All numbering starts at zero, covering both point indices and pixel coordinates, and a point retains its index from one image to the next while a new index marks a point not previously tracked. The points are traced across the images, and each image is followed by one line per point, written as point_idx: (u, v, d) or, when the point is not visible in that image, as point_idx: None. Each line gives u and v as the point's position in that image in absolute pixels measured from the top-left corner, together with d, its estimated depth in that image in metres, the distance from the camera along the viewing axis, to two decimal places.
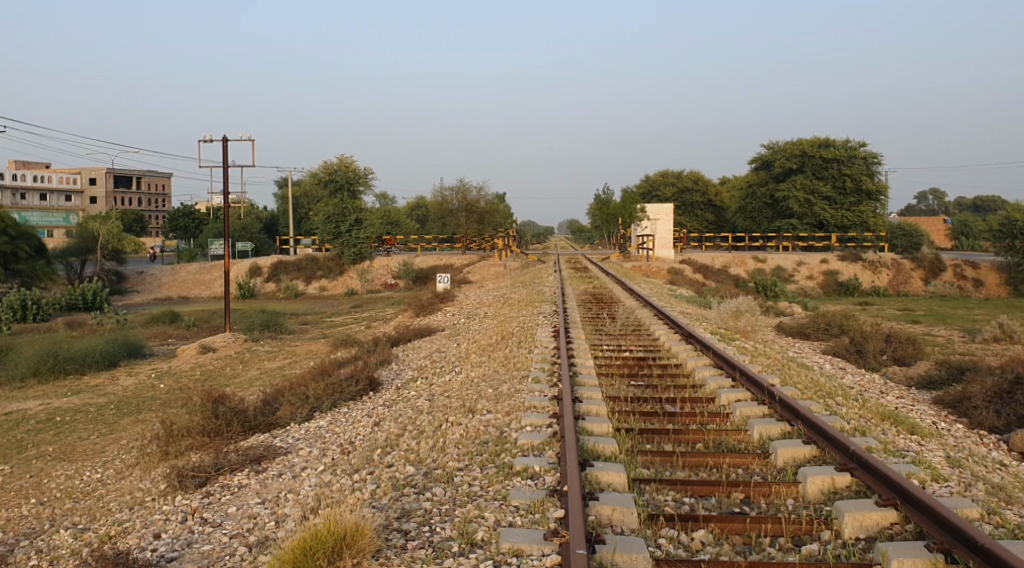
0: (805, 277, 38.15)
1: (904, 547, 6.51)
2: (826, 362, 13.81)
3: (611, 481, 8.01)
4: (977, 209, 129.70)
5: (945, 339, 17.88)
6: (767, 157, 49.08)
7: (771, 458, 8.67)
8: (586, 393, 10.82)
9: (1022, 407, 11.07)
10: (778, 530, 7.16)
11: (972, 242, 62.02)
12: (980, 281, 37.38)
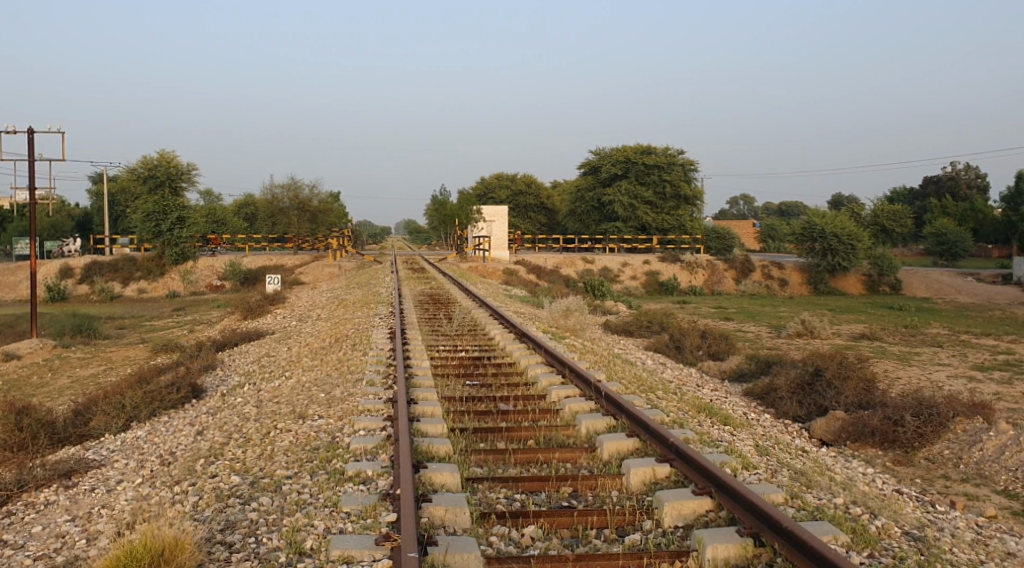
0: (629, 278, 39.72)
1: (718, 534, 6.92)
2: (648, 358, 14.48)
3: (444, 482, 8.05)
4: (782, 213, 140.40)
5: (754, 334, 19.18)
6: (595, 162, 50.56)
7: (598, 452, 8.98)
8: (420, 394, 10.79)
9: (820, 397, 12.06)
10: (603, 521, 7.44)
11: (778, 245, 67.00)
12: (785, 280, 40.40)
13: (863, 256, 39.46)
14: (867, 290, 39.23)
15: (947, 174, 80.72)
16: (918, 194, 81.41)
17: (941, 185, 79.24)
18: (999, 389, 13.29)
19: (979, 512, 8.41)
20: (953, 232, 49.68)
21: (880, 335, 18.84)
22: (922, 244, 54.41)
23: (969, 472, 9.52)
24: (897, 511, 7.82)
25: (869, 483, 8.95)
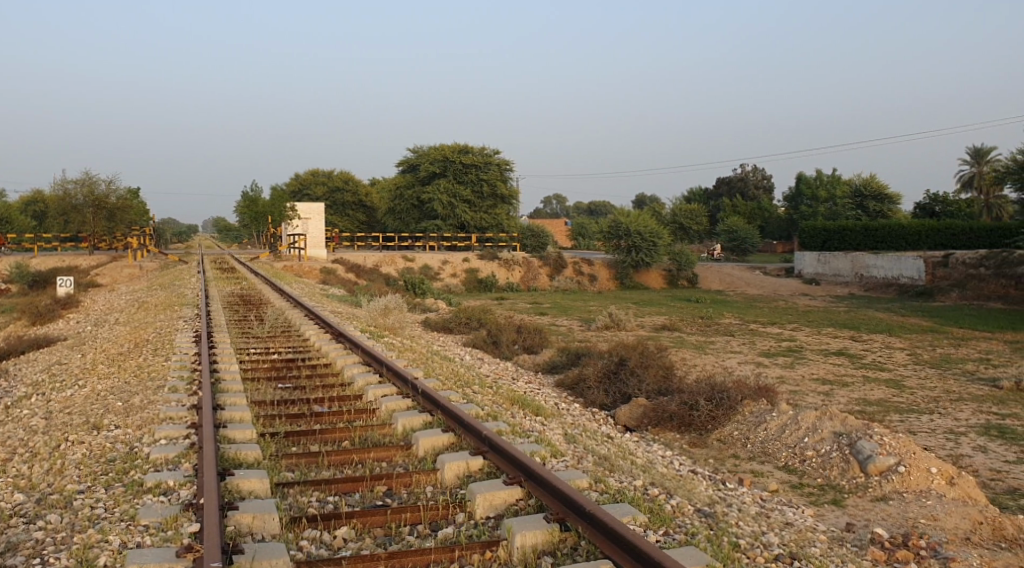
0: (450, 275, 39.91)
1: (526, 521, 7.14)
2: (465, 353, 14.67)
3: (252, 488, 7.80)
4: (592, 213, 145.75)
5: (567, 328, 19.86)
6: (414, 161, 50.75)
7: (413, 449, 9.02)
8: (229, 400, 10.39)
9: (625, 386, 12.70)
10: (416, 517, 7.48)
11: (589, 242, 69.89)
12: (595, 276, 42.14)
13: (664, 252, 41.72)
14: (668, 284, 41.64)
15: (737, 176, 87.02)
16: (712, 194, 87.23)
17: (733, 186, 85.31)
18: (782, 373, 14.53)
19: (764, 487, 9.18)
20: (743, 229, 53.72)
21: (680, 325, 20.06)
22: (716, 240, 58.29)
23: (755, 450, 10.36)
24: (691, 490, 8.38)
25: (667, 464, 9.53)
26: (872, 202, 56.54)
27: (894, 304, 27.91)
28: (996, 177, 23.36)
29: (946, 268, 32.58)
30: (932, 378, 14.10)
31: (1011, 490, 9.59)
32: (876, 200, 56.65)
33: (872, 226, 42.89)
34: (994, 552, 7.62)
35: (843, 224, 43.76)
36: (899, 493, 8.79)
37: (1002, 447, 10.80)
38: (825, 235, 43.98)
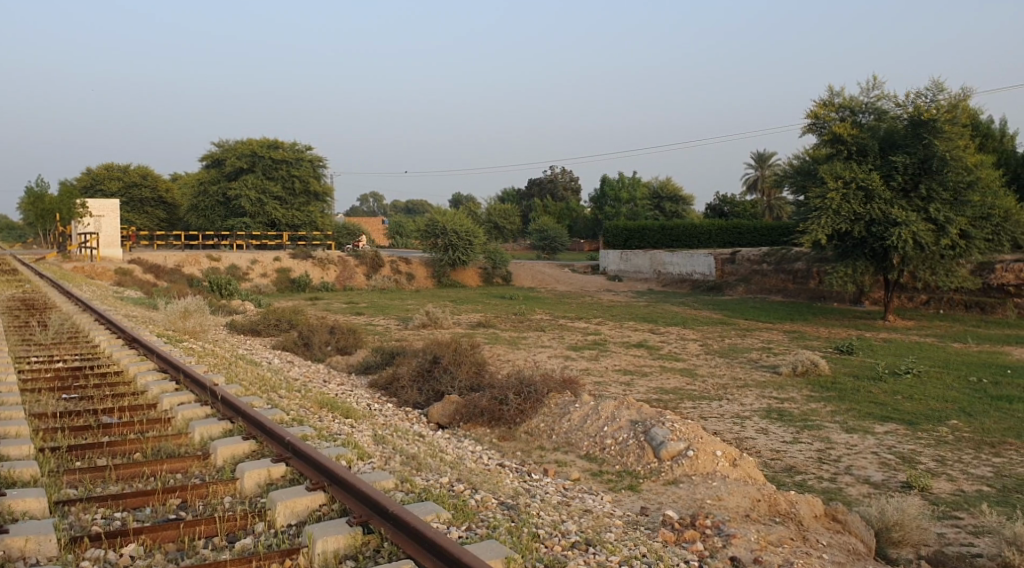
0: (260, 276, 38.47)
1: (328, 527, 6.99)
2: (274, 357, 14.20)
3: (28, 509, 7.18)
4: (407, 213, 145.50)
5: (383, 327, 19.69)
6: (218, 156, 48.23)
7: (211, 459, 8.61)
8: (3, 414, 9.50)
9: (437, 383, 12.76)
10: (211, 529, 7.15)
11: (405, 241, 69.58)
12: (412, 275, 42.09)
13: (479, 251, 42.33)
14: (483, 281, 42.54)
15: (547, 177, 89.85)
16: (524, 194, 89.47)
17: (543, 187, 88.13)
18: (588, 365, 15.15)
19: (567, 476, 9.53)
20: (553, 229, 55.20)
21: (493, 322, 20.41)
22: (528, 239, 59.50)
23: (560, 440, 10.73)
24: (497, 484, 8.54)
25: (476, 460, 9.66)
26: (668, 203, 60.16)
27: (690, 298, 29.76)
28: (775, 181, 25.42)
29: (734, 265, 34.77)
30: (721, 366, 15.17)
31: (788, 468, 10.48)
32: (672, 202, 60.16)
33: (668, 226, 45.61)
34: (769, 526, 8.28)
35: (643, 224, 46.17)
36: (689, 476, 9.36)
37: (781, 429, 11.76)
38: (627, 234, 46.06)
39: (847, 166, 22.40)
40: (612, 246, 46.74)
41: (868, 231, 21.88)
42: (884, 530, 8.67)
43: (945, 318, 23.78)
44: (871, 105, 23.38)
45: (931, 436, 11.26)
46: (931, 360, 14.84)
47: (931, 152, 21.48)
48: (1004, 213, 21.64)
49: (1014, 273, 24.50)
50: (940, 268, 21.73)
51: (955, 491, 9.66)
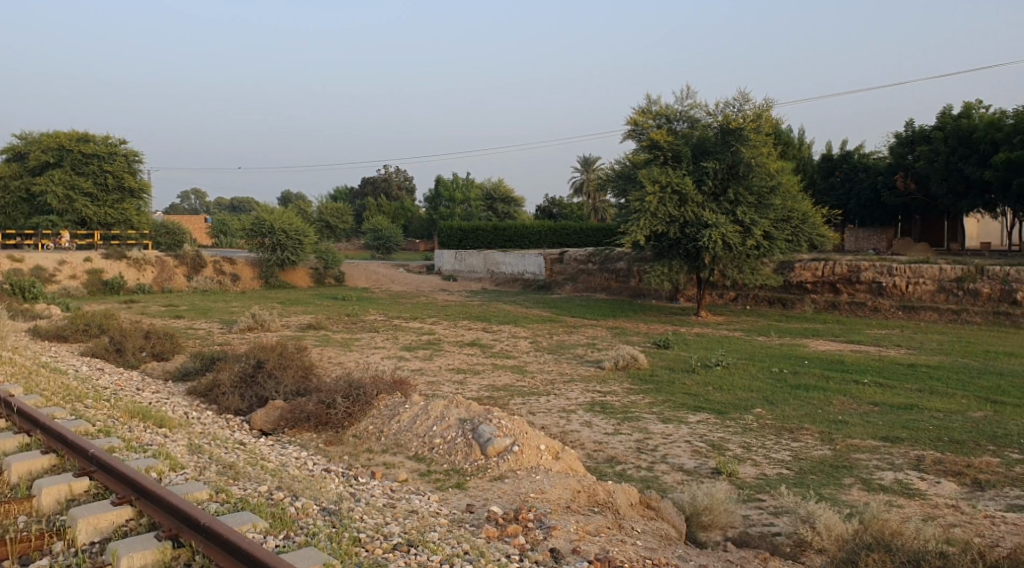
0: (68, 277, 35.88)
1: (133, 542, 6.66)
2: (81, 364, 13.30)
3: None
4: (233, 211, 140.31)
5: (205, 331, 18.87)
6: (21, 149, 44.84)
7: (5, 476, 7.98)
8: None
9: (261, 388, 12.37)
10: (3, 553, 6.64)
11: (230, 240, 67.13)
12: (237, 275, 40.57)
13: (309, 251, 41.40)
14: (313, 282, 41.79)
15: (380, 176, 89.03)
16: (358, 193, 88.23)
17: (377, 186, 87.24)
18: (420, 365, 15.16)
19: (394, 477, 9.49)
20: (387, 229, 54.81)
21: (324, 323, 20.00)
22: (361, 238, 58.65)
23: (388, 442, 10.68)
24: (320, 489, 8.40)
25: (300, 466, 9.45)
26: (501, 205, 61.10)
27: (520, 297, 30.32)
28: (598, 184, 26.02)
29: (562, 264, 35.82)
30: (550, 362, 15.58)
31: (609, 459, 10.91)
32: (504, 203, 61.13)
33: (500, 226, 46.36)
34: (588, 516, 8.60)
35: (477, 223, 46.62)
36: (513, 472, 9.54)
37: (603, 421, 12.23)
38: (460, 234, 46.41)
39: (663, 171, 23.26)
40: (445, 247, 46.90)
41: (683, 232, 23.18)
42: (695, 515, 9.19)
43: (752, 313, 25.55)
44: (686, 113, 24.33)
45: (738, 423, 12.06)
46: (738, 353, 15.90)
47: (738, 159, 23.12)
48: (802, 215, 23.54)
49: (811, 271, 26.95)
50: (746, 267, 23.39)
51: (759, 474, 10.37)
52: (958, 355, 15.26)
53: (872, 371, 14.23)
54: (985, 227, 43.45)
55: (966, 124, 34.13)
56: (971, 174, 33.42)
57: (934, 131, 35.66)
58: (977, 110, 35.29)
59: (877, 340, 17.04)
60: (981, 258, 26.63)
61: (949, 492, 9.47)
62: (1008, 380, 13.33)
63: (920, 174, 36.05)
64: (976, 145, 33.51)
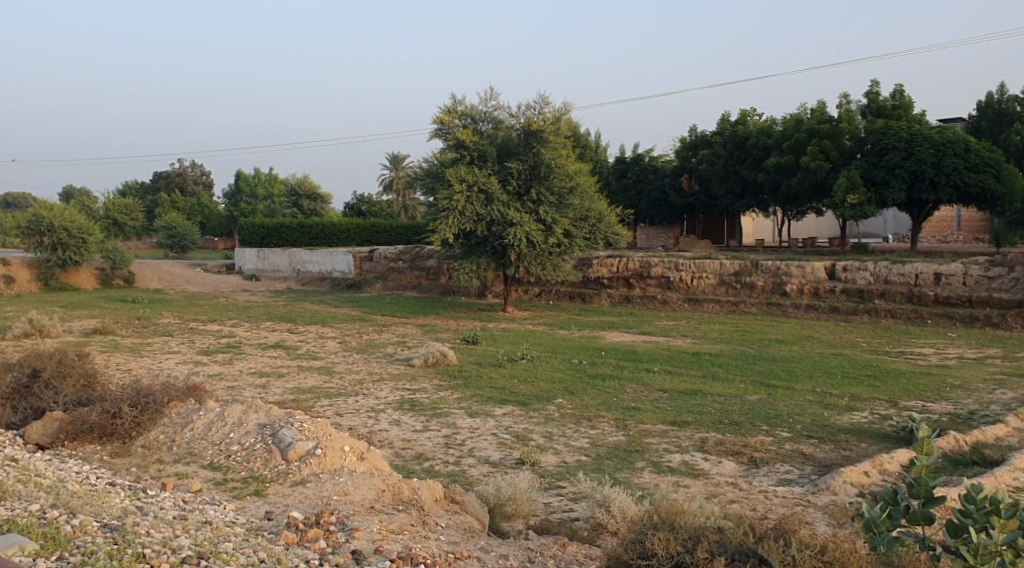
0: None
1: None
2: None
3: None
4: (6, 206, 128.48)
5: None
6: None
7: None
8: None
9: (37, 400, 11.40)
10: None
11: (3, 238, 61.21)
12: (12, 278, 37.01)
13: (95, 250, 38.63)
14: (101, 284, 38.91)
15: (174, 171, 84.47)
16: (149, 187, 83.11)
17: (170, 181, 82.60)
18: (220, 369, 14.53)
19: (187, 488, 9.05)
20: (182, 226, 52.02)
21: (112, 328, 18.67)
22: (156, 236, 55.32)
23: (181, 451, 10.17)
24: (103, 505, 7.87)
25: (81, 481, 8.81)
26: (306, 201, 59.58)
27: (326, 296, 29.76)
28: (406, 182, 25.85)
29: (370, 263, 35.55)
30: (357, 362, 15.41)
31: (417, 456, 10.94)
32: (309, 200, 59.73)
33: (305, 224, 45.33)
34: (391, 515, 8.58)
35: (280, 220, 45.30)
36: (316, 475, 9.35)
37: (411, 419, 12.25)
38: (263, 232, 44.89)
39: (469, 170, 23.48)
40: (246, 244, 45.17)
41: (489, 230, 23.66)
42: (498, 506, 9.39)
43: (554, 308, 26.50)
44: (490, 114, 24.64)
45: (541, 414, 12.45)
46: (541, 346, 16.43)
47: (539, 161, 23.84)
48: (598, 214, 24.73)
49: (607, 267, 28.46)
50: (549, 264, 24.25)
51: (560, 463, 10.76)
52: (736, 343, 16.55)
53: (663, 360, 15.15)
54: (760, 225, 47.49)
55: (742, 130, 37.10)
56: (747, 176, 36.32)
57: (714, 136, 38.47)
58: (751, 117, 38.45)
59: (667, 331, 18.17)
60: (757, 253, 29.07)
61: (729, 471, 10.25)
62: (777, 365, 14.63)
63: (703, 177, 38.77)
64: (750, 150, 36.53)
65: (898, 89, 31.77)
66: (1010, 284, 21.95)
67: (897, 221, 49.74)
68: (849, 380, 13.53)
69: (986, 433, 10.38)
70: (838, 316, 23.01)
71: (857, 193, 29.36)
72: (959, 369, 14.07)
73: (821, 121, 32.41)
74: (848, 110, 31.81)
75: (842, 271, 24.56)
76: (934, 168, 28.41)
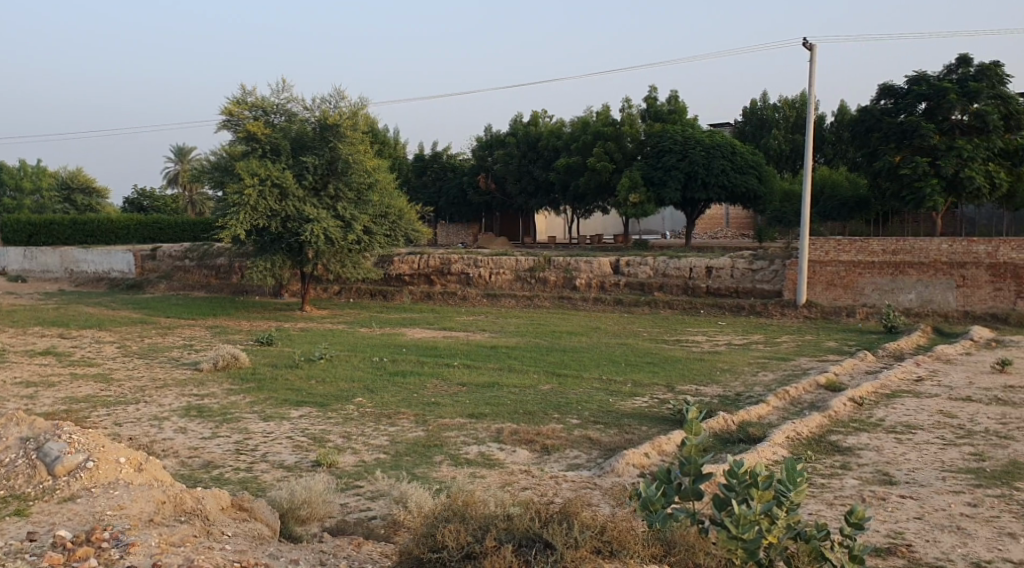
0: None
1: None
2: None
3: None
4: None
5: None
6: None
7: None
8: None
9: None
10: None
11: None
12: None
13: None
14: None
15: None
16: None
17: None
18: None
19: None
20: None
21: None
22: None
23: None
24: None
25: None
26: (80, 196, 55.35)
27: (104, 298, 27.81)
28: (193, 176, 24.65)
29: (154, 262, 33.58)
30: (139, 367, 14.51)
31: (205, 464, 10.47)
32: (84, 194, 55.62)
33: (79, 219, 42.16)
34: (172, 527, 8.12)
35: (50, 216, 41.88)
36: (88, 490, 8.69)
37: (199, 425, 11.69)
38: (31, 229, 41.30)
39: (261, 163, 22.76)
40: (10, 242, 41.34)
41: (284, 227, 22.99)
42: (291, 510, 9.14)
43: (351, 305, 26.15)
44: (283, 106, 23.99)
45: (339, 414, 12.26)
46: (340, 345, 16.20)
47: (336, 156, 23.52)
48: (398, 212, 24.65)
49: (408, 264, 28.57)
50: (348, 262, 23.91)
51: (357, 462, 10.64)
52: (530, 336, 17.10)
53: (462, 354, 15.38)
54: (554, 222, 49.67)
55: (534, 131, 38.56)
56: (539, 176, 37.72)
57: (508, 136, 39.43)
58: (542, 119, 39.89)
59: (465, 326, 18.47)
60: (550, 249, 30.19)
61: (523, 459, 10.56)
62: (569, 355, 15.27)
63: (499, 175, 39.63)
64: (542, 150, 38.02)
65: (673, 95, 34.10)
66: (771, 276, 24.20)
67: (673, 217, 53.31)
68: (632, 368, 14.34)
69: (750, 412, 11.36)
70: (623, 307, 24.26)
71: (638, 192, 31.06)
72: (729, 354, 15.31)
73: (607, 124, 34.39)
74: (630, 115, 33.89)
75: (626, 266, 26.06)
76: (705, 169, 30.78)
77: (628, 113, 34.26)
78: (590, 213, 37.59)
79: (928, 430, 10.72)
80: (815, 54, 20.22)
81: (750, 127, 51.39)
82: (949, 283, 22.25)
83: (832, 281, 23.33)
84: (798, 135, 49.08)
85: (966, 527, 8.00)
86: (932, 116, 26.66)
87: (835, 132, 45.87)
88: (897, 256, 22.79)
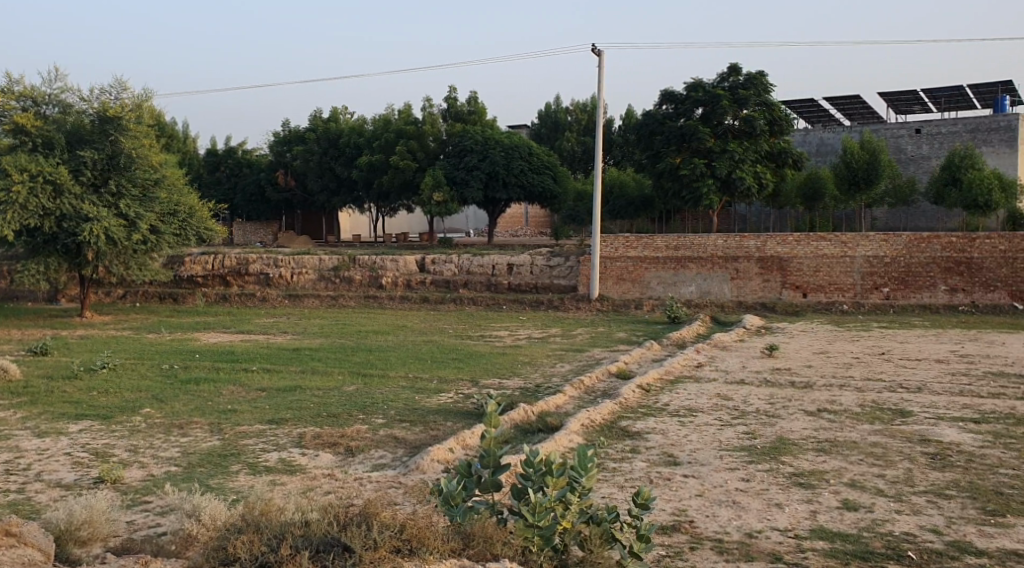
0: None
1: None
2: None
3: None
4: None
5: None
6: None
7: None
8: None
9: None
10: None
11: None
12: None
13: None
14: None
15: None
16: None
17: None
18: None
19: None
20: None
21: None
22: None
23: None
24: None
25: None
26: None
27: None
28: None
29: None
30: None
31: None
32: None
33: None
34: None
35: None
36: None
37: None
38: None
39: (32, 158, 20.91)
40: None
41: (60, 226, 21.25)
42: (68, 532, 8.37)
43: (140, 310, 24.57)
44: (55, 97, 22.21)
45: (124, 427, 11.51)
46: (125, 352, 15.21)
47: (118, 150, 22.04)
48: (189, 209, 23.55)
49: (200, 265, 27.50)
50: (134, 263, 22.67)
51: (145, 476, 10.02)
52: (334, 336, 16.83)
53: (261, 358, 14.89)
54: (357, 221, 49.45)
55: (335, 127, 38.08)
56: (340, 173, 37.24)
57: (307, 132, 38.57)
58: (342, 115, 39.46)
59: (265, 328, 17.90)
60: (355, 247, 29.86)
61: (326, 463, 10.35)
62: (373, 355, 15.16)
63: (299, 172, 38.68)
64: (342, 147, 37.59)
65: (472, 96, 34.72)
66: (565, 271, 25.19)
67: (476, 216, 54.30)
68: (435, 364, 14.46)
69: (548, 402, 11.76)
70: (428, 304, 24.38)
71: (441, 191, 31.19)
72: (530, 348, 15.77)
73: (408, 123, 34.51)
74: (430, 114, 34.24)
75: (431, 264, 26.30)
76: (505, 169, 31.62)
77: (429, 112, 34.60)
78: (394, 211, 37.52)
79: (707, 412, 11.54)
80: (602, 59, 21.19)
81: (545, 129, 53.56)
82: (723, 276, 24.10)
83: (621, 275, 24.76)
84: (589, 137, 51.65)
85: (740, 501, 8.68)
86: (707, 120, 28.50)
87: (623, 134, 48.45)
88: (678, 252, 24.42)
